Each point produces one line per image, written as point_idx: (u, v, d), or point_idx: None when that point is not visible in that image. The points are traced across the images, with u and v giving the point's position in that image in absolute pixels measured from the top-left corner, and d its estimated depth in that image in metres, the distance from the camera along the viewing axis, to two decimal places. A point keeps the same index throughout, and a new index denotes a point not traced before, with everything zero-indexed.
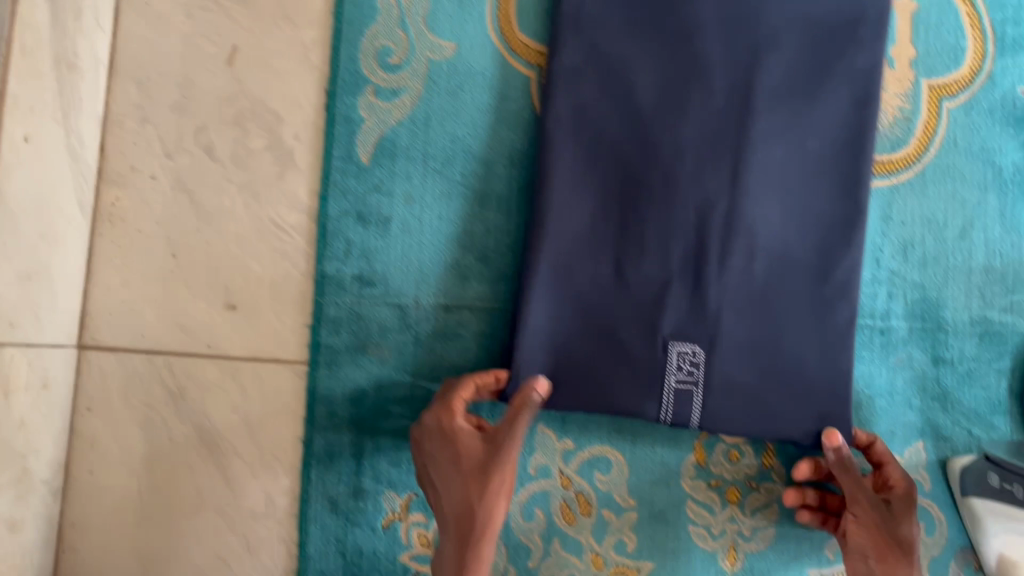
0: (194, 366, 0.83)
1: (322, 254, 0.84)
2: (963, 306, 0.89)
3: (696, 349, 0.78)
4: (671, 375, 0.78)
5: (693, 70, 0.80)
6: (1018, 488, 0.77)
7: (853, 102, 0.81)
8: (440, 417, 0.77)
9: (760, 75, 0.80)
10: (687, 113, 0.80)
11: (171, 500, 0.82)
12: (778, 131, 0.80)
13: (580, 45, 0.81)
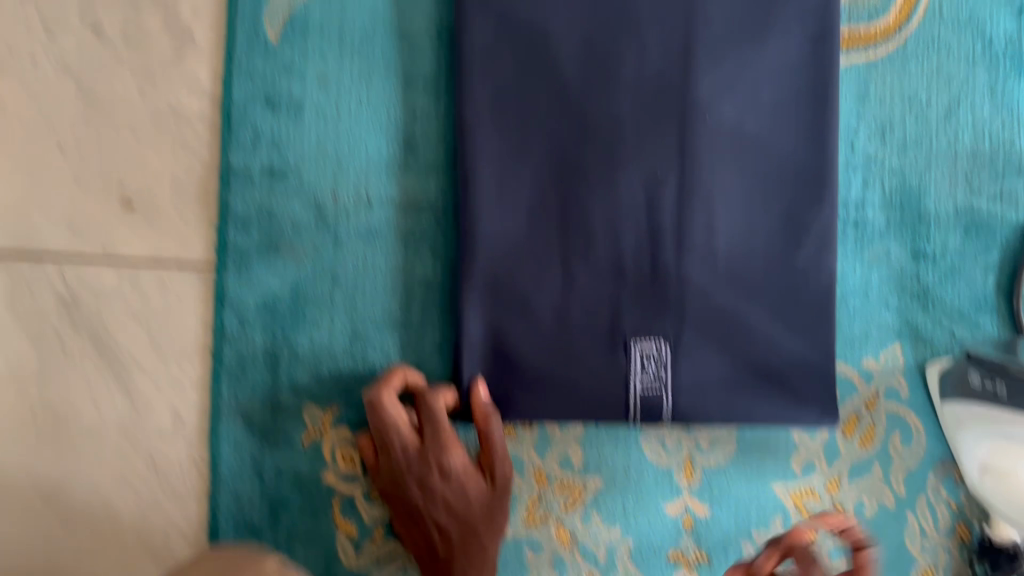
0: (88, 271, 0.75)
1: (227, 144, 0.75)
2: (947, 194, 0.80)
3: (660, 345, 0.76)
4: (636, 379, 0.75)
5: (625, 20, 0.75)
6: (999, 386, 0.70)
7: (810, 42, 0.76)
8: (452, 459, 0.69)
9: (699, 26, 0.75)
10: (622, 72, 0.75)
11: (68, 418, 0.75)
12: (726, 88, 0.76)
13: (485, 20, 0.74)
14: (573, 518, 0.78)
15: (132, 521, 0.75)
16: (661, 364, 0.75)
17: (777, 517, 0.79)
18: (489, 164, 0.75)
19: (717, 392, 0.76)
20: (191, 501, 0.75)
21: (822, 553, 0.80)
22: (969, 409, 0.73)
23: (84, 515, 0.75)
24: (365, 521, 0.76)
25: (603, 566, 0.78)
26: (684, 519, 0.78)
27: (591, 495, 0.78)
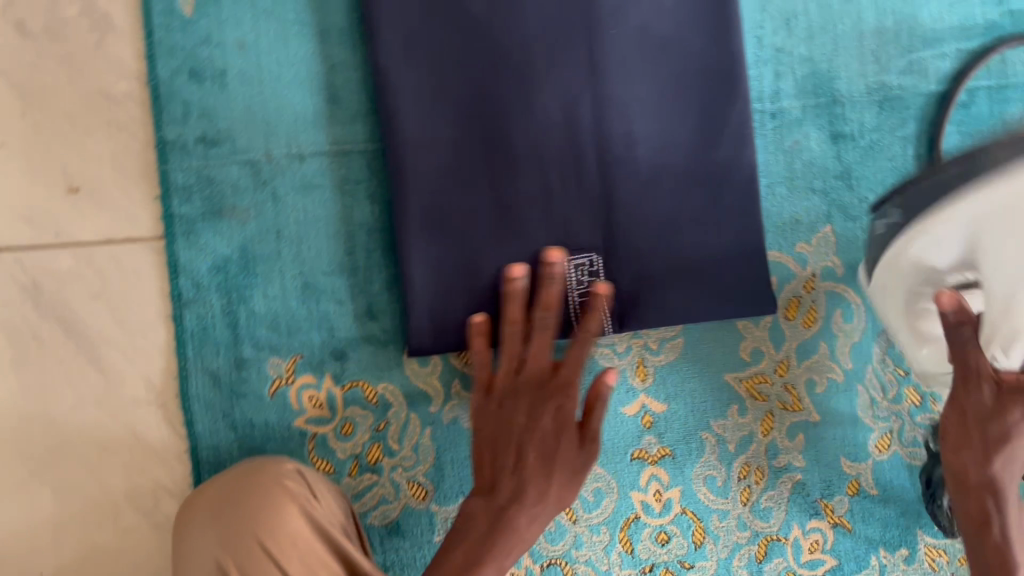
0: (46, 258, 0.78)
1: (159, 120, 0.79)
2: (858, 75, 0.83)
3: (591, 258, 0.79)
4: (574, 292, 0.80)
5: None
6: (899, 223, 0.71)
7: None
8: None
9: None
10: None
11: (46, 399, 0.78)
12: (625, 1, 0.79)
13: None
14: None
15: (122, 488, 0.79)
16: (595, 275, 0.79)
17: (733, 406, 0.82)
18: (408, 104, 0.78)
19: (659, 292, 0.79)
20: (174, 460, 0.79)
21: (780, 438, 0.82)
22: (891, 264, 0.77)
23: (77, 488, 0.78)
24: (339, 458, 0.79)
25: None
26: (644, 419, 0.82)
27: None
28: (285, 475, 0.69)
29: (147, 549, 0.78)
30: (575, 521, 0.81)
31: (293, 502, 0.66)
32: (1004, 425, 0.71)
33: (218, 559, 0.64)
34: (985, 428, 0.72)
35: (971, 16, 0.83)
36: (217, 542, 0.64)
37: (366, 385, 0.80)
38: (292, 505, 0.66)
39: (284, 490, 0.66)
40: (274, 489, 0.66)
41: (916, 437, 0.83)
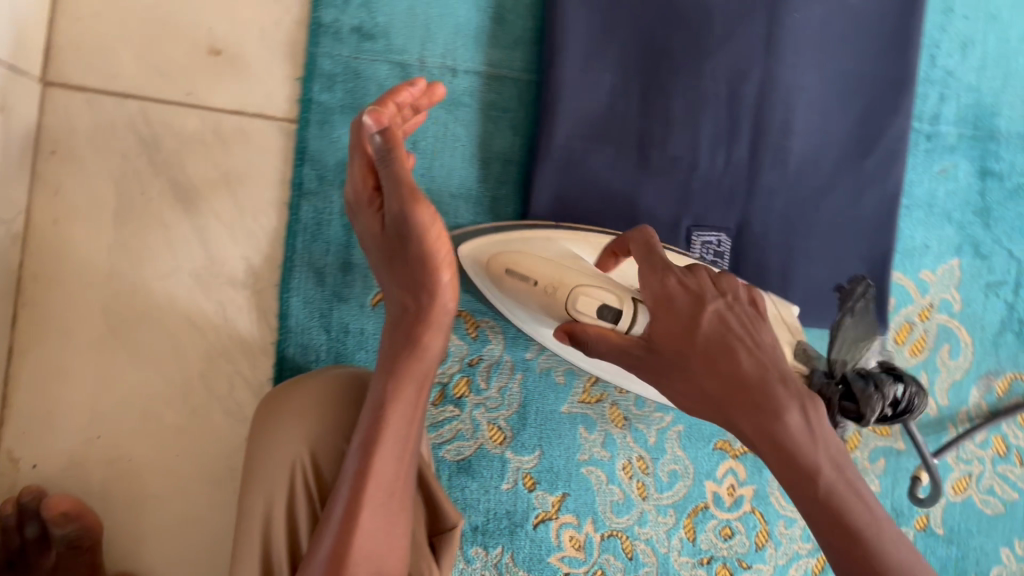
0: (172, 115, 0.75)
1: (319, 0, 0.75)
2: (1020, 116, 0.82)
3: (721, 237, 0.77)
4: None
5: None
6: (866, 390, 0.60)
7: None
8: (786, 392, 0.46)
9: None
10: None
11: (142, 259, 0.75)
12: None
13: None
14: (629, 401, 0.80)
15: (199, 367, 0.76)
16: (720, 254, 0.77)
17: None
18: (575, 41, 0.74)
19: (782, 280, 0.78)
20: (258, 351, 0.76)
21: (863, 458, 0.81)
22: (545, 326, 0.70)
23: (153, 356, 0.75)
24: None
25: (653, 449, 0.80)
26: None
27: None
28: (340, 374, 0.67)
29: (214, 431, 0.76)
30: (645, 498, 0.80)
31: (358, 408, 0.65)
32: (772, 421, 0.46)
33: (308, 449, 0.62)
34: (758, 418, 0.46)
35: None
36: (310, 430, 0.63)
37: (470, 317, 0.78)
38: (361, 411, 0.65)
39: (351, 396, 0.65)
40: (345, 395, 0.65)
41: (993, 487, 0.83)
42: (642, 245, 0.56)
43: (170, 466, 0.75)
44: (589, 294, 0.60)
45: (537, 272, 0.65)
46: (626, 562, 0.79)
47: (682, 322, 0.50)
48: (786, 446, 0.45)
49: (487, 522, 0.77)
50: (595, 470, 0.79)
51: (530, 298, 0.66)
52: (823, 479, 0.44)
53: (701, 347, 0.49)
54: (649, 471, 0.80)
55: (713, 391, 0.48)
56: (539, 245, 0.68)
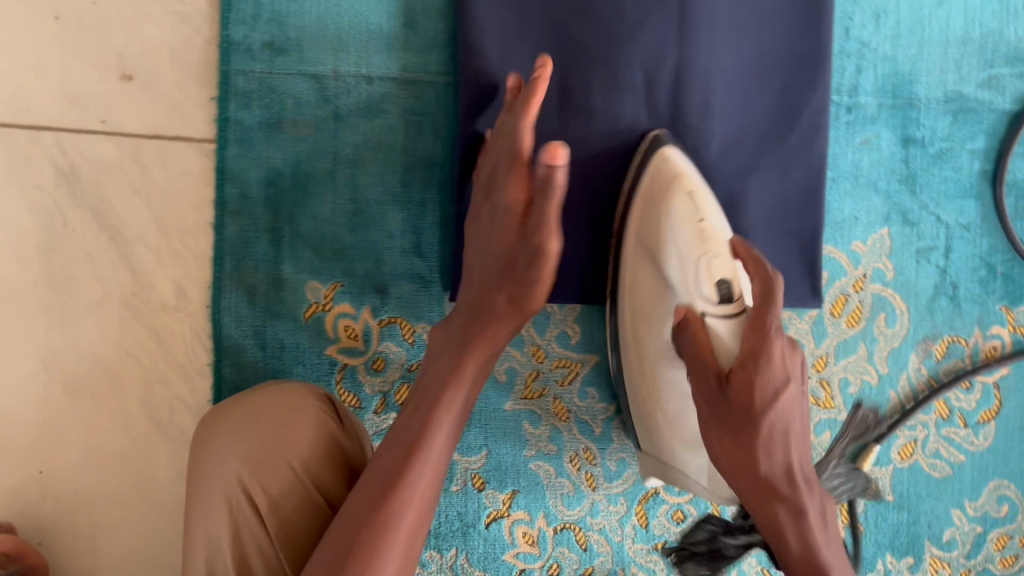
0: (89, 144, 0.74)
1: (226, 18, 0.75)
2: (938, 82, 0.82)
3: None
4: None
5: None
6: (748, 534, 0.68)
7: None
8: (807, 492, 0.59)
9: None
10: None
11: (71, 291, 0.74)
12: None
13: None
14: (571, 394, 0.80)
15: (137, 395, 0.76)
16: None
17: None
18: (489, 41, 0.74)
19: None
20: (195, 373, 0.76)
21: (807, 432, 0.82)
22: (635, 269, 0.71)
23: (90, 387, 0.75)
24: (367, 393, 0.77)
25: (599, 439, 0.80)
26: None
27: (587, 370, 0.80)
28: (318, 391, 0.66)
29: (156, 457, 0.76)
30: (595, 489, 0.80)
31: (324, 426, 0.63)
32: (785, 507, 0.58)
33: (242, 480, 0.59)
34: (790, 507, 0.58)
35: None
36: (241, 459, 0.60)
37: (405, 323, 0.78)
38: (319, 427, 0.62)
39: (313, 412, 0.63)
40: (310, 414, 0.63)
41: (939, 451, 0.83)
42: (769, 289, 0.59)
43: (116, 496, 0.75)
44: (722, 261, 0.62)
45: (717, 226, 0.65)
46: (580, 554, 0.80)
47: (765, 390, 0.58)
48: (806, 537, 0.58)
49: (439, 525, 0.78)
50: (543, 464, 0.79)
51: (678, 229, 0.66)
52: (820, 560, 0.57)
53: (764, 433, 0.58)
54: (597, 461, 0.80)
55: (760, 471, 0.59)
56: (682, 199, 0.67)
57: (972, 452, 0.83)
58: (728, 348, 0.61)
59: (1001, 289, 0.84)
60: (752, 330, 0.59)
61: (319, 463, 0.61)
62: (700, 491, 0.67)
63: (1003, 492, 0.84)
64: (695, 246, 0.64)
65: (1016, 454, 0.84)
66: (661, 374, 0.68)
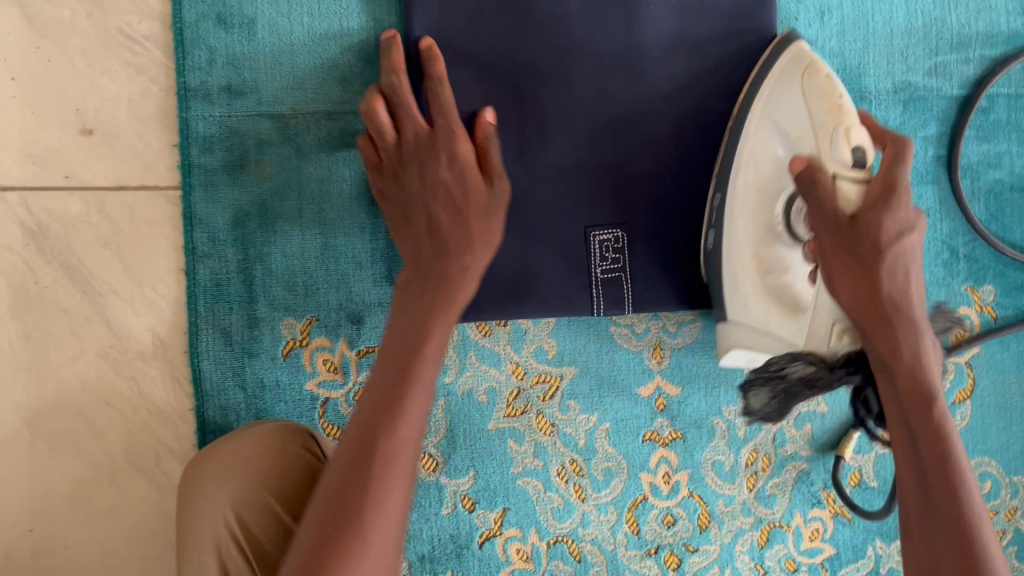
0: (55, 201, 0.75)
1: (182, 65, 0.76)
2: (886, 73, 0.84)
3: (617, 233, 0.78)
4: (596, 267, 0.78)
5: None
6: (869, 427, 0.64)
7: None
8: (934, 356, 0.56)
9: None
10: None
11: (49, 347, 0.75)
12: None
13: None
14: (552, 408, 0.81)
15: (122, 445, 0.76)
16: (620, 251, 0.78)
17: None
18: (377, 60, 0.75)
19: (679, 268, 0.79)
20: (178, 419, 0.76)
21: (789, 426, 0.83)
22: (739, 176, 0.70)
23: (74, 442, 0.75)
24: None
25: (584, 450, 0.81)
26: (658, 401, 0.82)
27: (566, 384, 0.81)
28: (292, 429, 0.66)
29: (145, 505, 0.76)
30: (584, 500, 0.81)
31: (305, 463, 0.63)
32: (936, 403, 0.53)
33: (230, 525, 0.60)
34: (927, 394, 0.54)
35: (996, 23, 0.85)
36: (228, 501, 0.60)
37: None
38: (303, 464, 0.63)
39: (297, 450, 0.64)
40: (291, 452, 0.63)
41: None
42: (899, 152, 0.61)
43: (109, 549, 0.75)
44: (855, 133, 0.64)
45: (847, 100, 0.66)
46: (575, 565, 0.81)
47: (886, 228, 0.58)
48: (912, 363, 0.55)
49: (433, 549, 0.79)
50: (531, 480, 0.80)
51: (807, 100, 0.67)
52: (933, 409, 0.53)
53: (889, 263, 0.58)
54: (584, 472, 0.81)
55: (885, 357, 0.56)
56: (819, 84, 0.67)
57: None
58: (855, 187, 0.61)
59: (965, 270, 0.85)
60: (880, 188, 0.59)
61: (302, 494, 0.63)
62: (789, 351, 0.67)
63: (985, 468, 0.85)
64: (831, 116, 0.65)
65: (994, 431, 0.85)
66: (764, 250, 0.68)
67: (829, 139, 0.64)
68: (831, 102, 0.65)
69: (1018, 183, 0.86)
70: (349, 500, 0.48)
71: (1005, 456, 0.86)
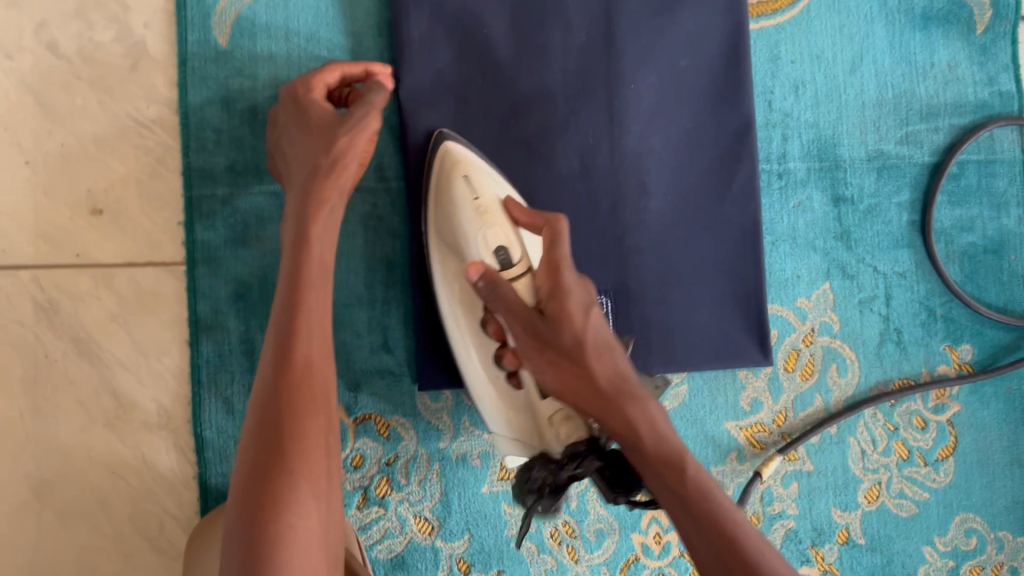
0: (65, 278, 0.78)
1: (187, 147, 0.80)
2: (859, 142, 0.88)
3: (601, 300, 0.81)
4: None
5: (547, 6, 0.81)
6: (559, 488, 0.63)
7: (722, 9, 0.83)
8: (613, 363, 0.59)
9: (618, 4, 0.82)
10: (551, 52, 0.81)
11: (55, 418, 0.77)
12: (647, 59, 0.82)
13: (421, 9, 0.79)
14: None
15: (127, 513, 0.78)
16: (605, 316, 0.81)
17: (732, 453, 0.85)
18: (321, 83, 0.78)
19: (664, 335, 0.82)
20: (181, 487, 0.79)
21: (775, 485, 0.85)
22: (449, 263, 0.74)
23: (80, 512, 0.77)
24: (348, 490, 0.80)
25: (577, 512, 0.83)
26: None
27: None
28: None
29: (149, 571, 0.78)
30: (577, 561, 0.83)
31: None
32: (625, 406, 0.56)
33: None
34: (608, 399, 0.57)
35: (963, 94, 0.89)
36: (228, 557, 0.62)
37: (379, 418, 0.81)
38: None
39: None
40: None
41: (904, 490, 0.86)
42: (555, 231, 0.64)
43: None
44: (498, 231, 0.70)
45: (491, 198, 0.73)
46: None
47: (572, 317, 0.59)
48: (630, 418, 0.56)
49: None
50: (525, 542, 0.82)
51: (459, 207, 0.73)
52: (695, 474, 0.53)
53: (593, 351, 0.58)
54: (576, 533, 0.83)
55: (596, 384, 0.58)
56: (470, 184, 0.73)
57: (935, 489, 0.87)
58: (521, 280, 0.67)
59: (942, 330, 0.88)
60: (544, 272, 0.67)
61: None
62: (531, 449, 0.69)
63: (969, 525, 0.87)
64: (476, 220, 0.71)
65: (977, 487, 0.87)
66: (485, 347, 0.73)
67: (476, 248, 0.71)
68: (474, 205, 0.72)
69: (991, 245, 0.89)
70: (278, 429, 0.54)
71: (989, 511, 0.87)
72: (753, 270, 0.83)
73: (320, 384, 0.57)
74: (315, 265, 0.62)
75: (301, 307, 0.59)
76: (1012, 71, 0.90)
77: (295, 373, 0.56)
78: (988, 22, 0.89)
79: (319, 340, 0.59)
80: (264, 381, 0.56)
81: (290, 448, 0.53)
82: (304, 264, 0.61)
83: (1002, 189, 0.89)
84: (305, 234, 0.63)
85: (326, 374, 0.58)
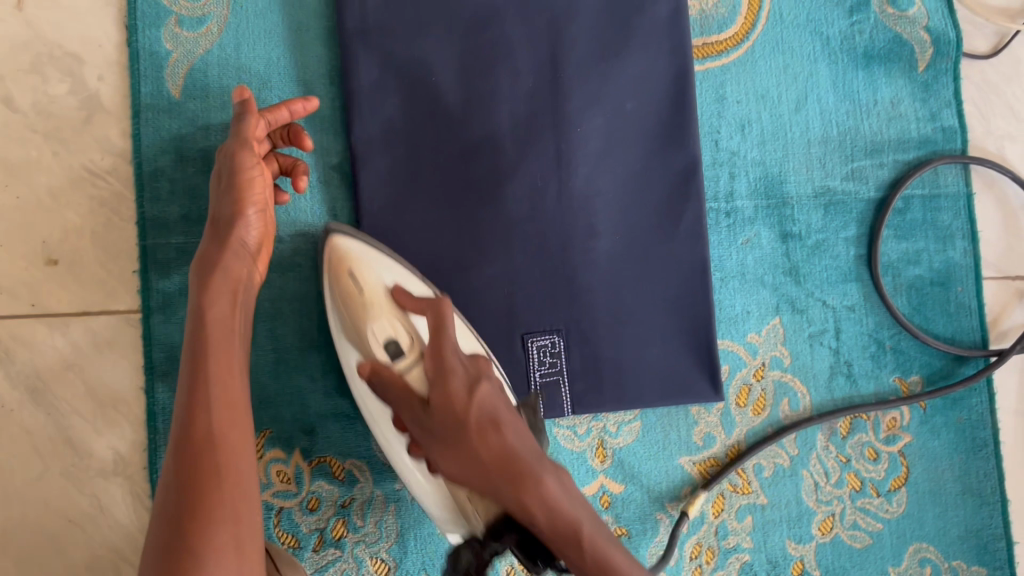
0: (21, 328, 0.79)
1: (142, 197, 0.81)
2: (806, 179, 0.90)
3: (554, 338, 0.83)
4: (535, 371, 0.82)
5: (494, 53, 0.82)
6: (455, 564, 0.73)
7: (666, 51, 0.85)
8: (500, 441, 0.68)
9: (564, 50, 0.83)
10: (498, 98, 0.83)
11: (11, 466, 0.78)
12: (593, 103, 0.84)
13: (370, 58, 0.81)
14: None
15: (83, 561, 0.78)
16: (557, 355, 0.83)
17: (685, 488, 0.86)
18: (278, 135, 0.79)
19: (615, 373, 0.83)
20: (137, 533, 0.79)
21: (730, 519, 0.86)
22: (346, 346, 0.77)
23: (36, 560, 0.78)
24: (304, 532, 0.81)
25: None
26: (601, 499, 0.85)
27: None
28: None
29: None
30: None
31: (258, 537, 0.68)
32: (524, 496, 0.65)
33: None
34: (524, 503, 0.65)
35: (907, 130, 0.91)
36: None
37: (334, 461, 0.82)
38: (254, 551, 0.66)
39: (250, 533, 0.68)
40: None
41: (857, 521, 0.87)
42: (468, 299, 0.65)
43: None
44: (386, 323, 0.76)
45: (376, 288, 0.76)
46: None
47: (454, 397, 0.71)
48: (551, 512, 0.65)
49: None
50: None
51: (351, 302, 0.76)
52: (595, 547, 0.64)
53: (475, 435, 0.69)
54: None
55: (486, 466, 0.67)
56: (360, 278, 0.76)
57: (888, 519, 0.88)
58: (415, 371, 0.74)
59: (892, 362, 0.89)
60: (430, 360, 0.73)
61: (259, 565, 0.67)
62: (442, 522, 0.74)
63: (923, 554, 0.88)
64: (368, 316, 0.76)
65: (930, 517, 0.89)
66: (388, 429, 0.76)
67: (367, 341, 0.76)
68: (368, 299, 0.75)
69: (938, 277, 0.90)
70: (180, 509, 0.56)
71: (942, 541, 0.88)
72: (703, 306, 0.84)
73: (225, 456, 0.59)
74: (218, 324, 0.64)
75: (205, 378, 0.61)
76: (954, 107, 0.91)
77: (197, 447, 0.58)
78: (929, 59, 0.91)
79: (224, 407, 0.61)
80: (171, 459, 0.59)
81: (194, 540, 0.54)
82: (206, 328, 0.63)
83: (947, 222, 0.91)
84: (202, 293, 0.65)
85: (236, 439, 0.60)
